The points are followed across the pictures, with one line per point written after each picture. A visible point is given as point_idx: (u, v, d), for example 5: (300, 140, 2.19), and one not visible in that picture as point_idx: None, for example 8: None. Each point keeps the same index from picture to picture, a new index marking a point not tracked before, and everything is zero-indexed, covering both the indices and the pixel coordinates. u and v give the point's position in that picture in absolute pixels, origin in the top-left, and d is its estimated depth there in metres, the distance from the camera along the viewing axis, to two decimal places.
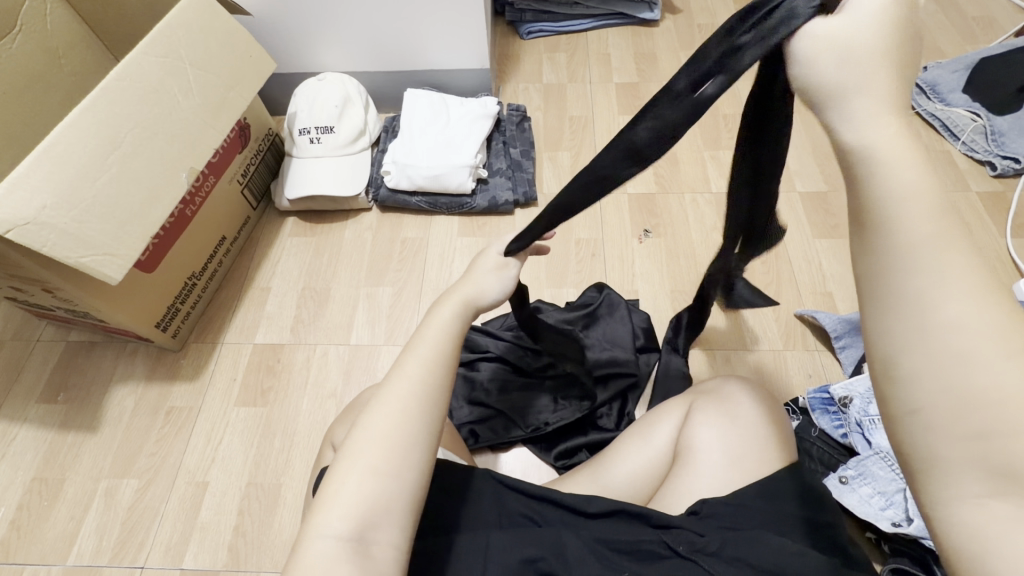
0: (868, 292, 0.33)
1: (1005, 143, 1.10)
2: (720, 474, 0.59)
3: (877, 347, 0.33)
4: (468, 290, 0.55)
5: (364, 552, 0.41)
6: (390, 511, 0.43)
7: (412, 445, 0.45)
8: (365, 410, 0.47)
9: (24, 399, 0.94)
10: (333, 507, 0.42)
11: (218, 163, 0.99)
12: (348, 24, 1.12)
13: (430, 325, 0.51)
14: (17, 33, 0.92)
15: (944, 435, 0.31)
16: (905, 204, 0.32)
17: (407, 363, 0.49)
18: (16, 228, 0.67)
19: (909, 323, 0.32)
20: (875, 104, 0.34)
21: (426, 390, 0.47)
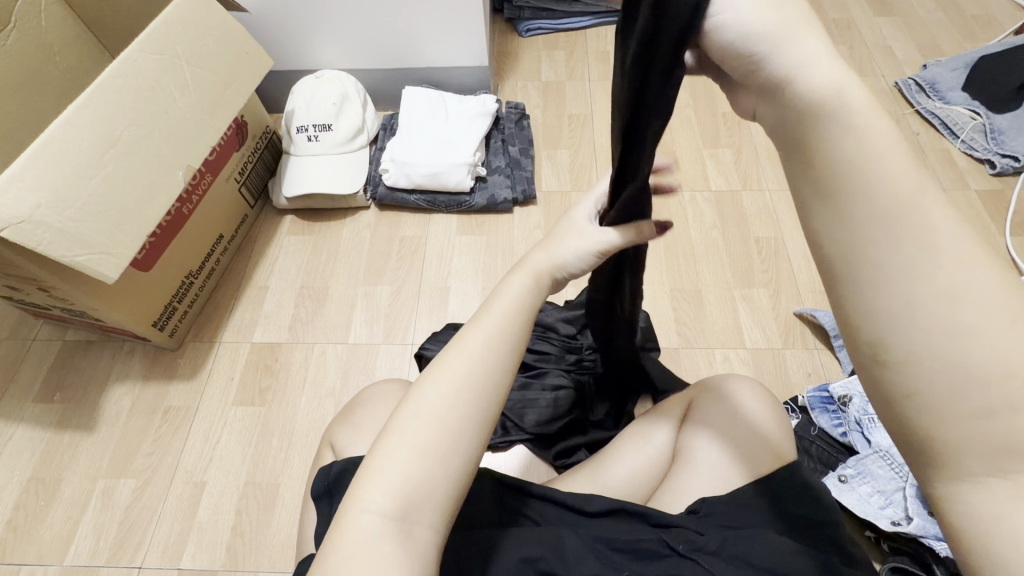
0: (845, 270, 0.28)
1: (1004, 141, 1.10)
2: (721, 473, 0.59)
3: (863, 330, 0.28)
4: (539, 260, 0.54)
5: (407, 531, 0.40)
6: (434, 493, 0.42)
7: (462, 430, 0.44)
8: (417, 385, 0.46)
9: (20, 398, 0.94)
10: (377, 481, 0.42)
11: (215, 161, 0.98)
12: (346, 22, 1.11)
13: (499, 300, 0.51)
14: (11, 31, 0.92)
15: (950, 418, 0.27)
16: (881, 169, 0.27)
17: (469, 338, 0.48)
18: (10, 227, 0.67)
19: (899, 297, 0.27)
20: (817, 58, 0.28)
21: (485, 369, 0.46)
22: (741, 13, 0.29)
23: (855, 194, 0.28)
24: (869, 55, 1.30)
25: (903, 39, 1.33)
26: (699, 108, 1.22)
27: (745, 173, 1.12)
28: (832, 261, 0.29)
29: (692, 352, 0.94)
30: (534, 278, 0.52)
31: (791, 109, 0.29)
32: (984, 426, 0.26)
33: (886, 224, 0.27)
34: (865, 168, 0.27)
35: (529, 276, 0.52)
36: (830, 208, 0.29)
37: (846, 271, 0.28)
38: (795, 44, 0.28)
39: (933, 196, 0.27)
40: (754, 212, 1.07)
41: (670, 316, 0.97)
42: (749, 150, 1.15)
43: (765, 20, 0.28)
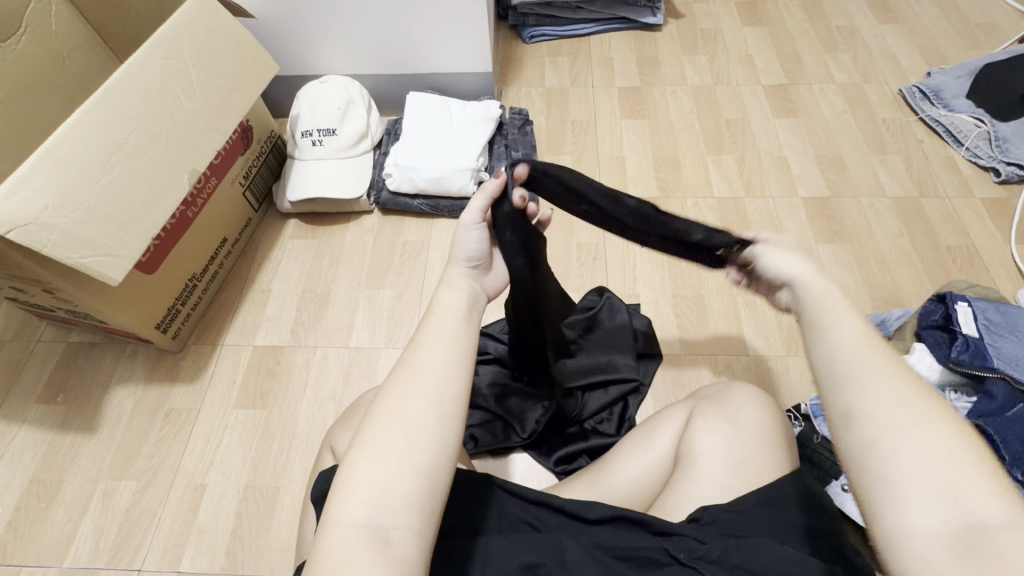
0: (826, 355, 0.40)
1: (1009, 149, 1.09)
2: (722, 481, 0.59)
3: (834, 398, 0.38)
4: (456, 273, 0.56)
5: (383, 539, 0.40)
6: (406, 496, 0.41)
7: (422, 433, 0.43)
8: (380, 397, 0.45)
9: (23, 400, 0.94)
10: (353, 492, 0.41)
11: (220, 165, 0.99)
12: (351, 28, 1.12)
13: (438, 312, 0.50)
14: (21, 35, 0.93)
15: (894, 463, 0.35)
16: (839, 307, 0.42)
17: (418, 353, 0.48)
18: (17, 228, 0.67)
19: (856, 372, 0.38)
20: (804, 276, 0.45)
21: (440, 375, 0.46)
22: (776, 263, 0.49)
23: (824, 313, 0.42)
24: (872, 62, 1.30)
25: (906, 47, 1.33)
26: (703, 115, 1.22)
27: (748, 180, 1.12)
28: (812, 360, 0.41)
29: (694, 358, 0.93)
30: (454, 283, 0.54)
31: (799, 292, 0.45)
32: (917, 471, 0.34)
33: (847, 329, 0.40)
34: (833, 304, 0.42)
35: (457, 288, 0.54)
36: (812, 324, 0.42)
37: (825, 357, 0.40)
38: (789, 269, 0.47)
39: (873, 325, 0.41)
40: (757, 218, 1.06)
41: (672, 323, 0.97)
42: (752, 156, 1.15)
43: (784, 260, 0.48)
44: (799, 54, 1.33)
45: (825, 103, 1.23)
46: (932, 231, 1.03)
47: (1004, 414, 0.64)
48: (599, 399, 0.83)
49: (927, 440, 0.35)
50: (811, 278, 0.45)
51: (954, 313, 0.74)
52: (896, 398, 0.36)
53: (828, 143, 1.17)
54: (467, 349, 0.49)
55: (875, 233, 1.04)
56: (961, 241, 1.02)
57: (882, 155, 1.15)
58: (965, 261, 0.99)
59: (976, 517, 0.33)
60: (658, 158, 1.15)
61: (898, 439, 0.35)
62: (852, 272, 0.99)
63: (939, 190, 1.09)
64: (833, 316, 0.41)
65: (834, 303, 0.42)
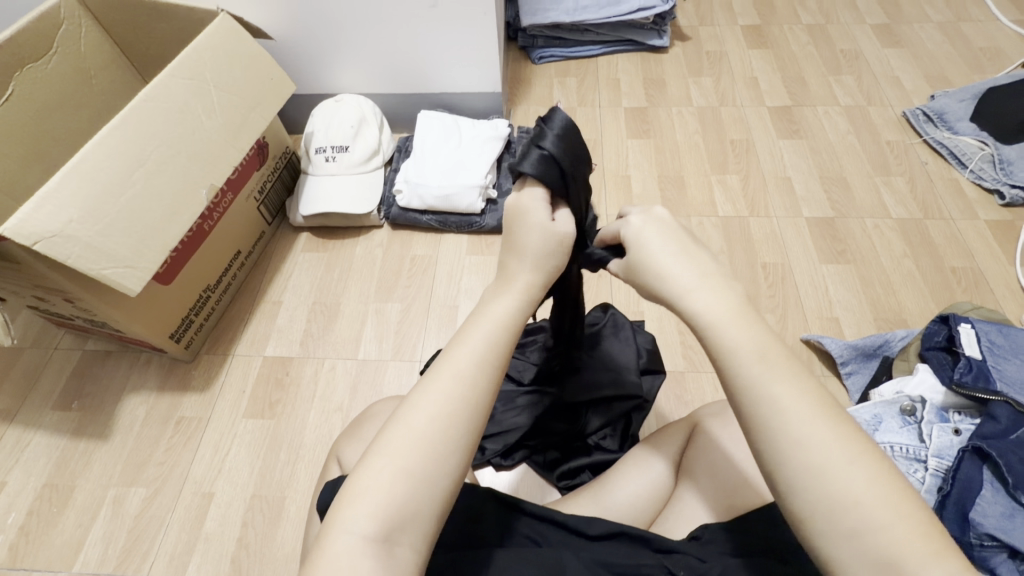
0: (745, 417, 0.43)
1: (1014, 172, 1.10)
2: (723, 500, 0.60)
3: (764, 465, 0.42)
4: (524, 279, 0.52)
5: (387, 551, 0.41)
6: (416, 512, 0.43)
7: (444, 451, 0.44)
8: (407, 403, 0.46)
9: (39, 407, 0.96)
10: (362, 501, 0.42)
11: (237, 180, 1.02)
12: (365, 49, 1.16)
13: (483, 321, 0.49)
14: (53, 55, 0.96)
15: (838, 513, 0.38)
16: (741, 350, 0.43)
17: (455, 353, 0.48)
18: (43, 240, 0.70)
19: (777, 446, 0.41)
20: (688, 280, 0.47)
21: (470, 393, 0.46)
22: (653, 271, 0.49)
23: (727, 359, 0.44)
24: (877, 85, 1.32)
25: (911, 69, 1.35)
26: (708, 135, 1.24)
27: (752, 199, 1.13)
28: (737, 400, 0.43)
29: (697, 376, 0.94)
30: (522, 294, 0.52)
31: (719, 333, 0.45)
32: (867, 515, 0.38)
33: (753, 384, 0.42)
34: (733, 341, 0.44)
35: (515, 297, 0.51)
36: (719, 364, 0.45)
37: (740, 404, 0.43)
38: (697, 293, 0.47)
39: (779, 364, 0.43)
40: (760, 238, 1.08)
41: (675, 341, 0.98)
42: (756, 177, 1.17)
43: (667, 264, 0.49)
44: (804, 77, 1.35)
45: (829, 124, 1.25)
46: (937, 253, 1.04)
47: (1010, 436, 0.58)
48: (604, 414, 0.82)
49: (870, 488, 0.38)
50: (708, 295, 0.46)
51: (957, 334, 0.74)
52: (821, 471, 0.39)
53: (833, 165, 1.18)
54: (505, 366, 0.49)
55: (878, 253, 1.04)
56: (966, 262, 1.02)
57: (887, 176, 1.16)
58: (971, 283, 1.00)
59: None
60: (664, 178, 1.17)
61: (833, 515, 0.38)
62: (855, 292, 1.00)
63: (943, 212, 1.09)
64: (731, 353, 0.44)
65: (735, 349, 0.43)
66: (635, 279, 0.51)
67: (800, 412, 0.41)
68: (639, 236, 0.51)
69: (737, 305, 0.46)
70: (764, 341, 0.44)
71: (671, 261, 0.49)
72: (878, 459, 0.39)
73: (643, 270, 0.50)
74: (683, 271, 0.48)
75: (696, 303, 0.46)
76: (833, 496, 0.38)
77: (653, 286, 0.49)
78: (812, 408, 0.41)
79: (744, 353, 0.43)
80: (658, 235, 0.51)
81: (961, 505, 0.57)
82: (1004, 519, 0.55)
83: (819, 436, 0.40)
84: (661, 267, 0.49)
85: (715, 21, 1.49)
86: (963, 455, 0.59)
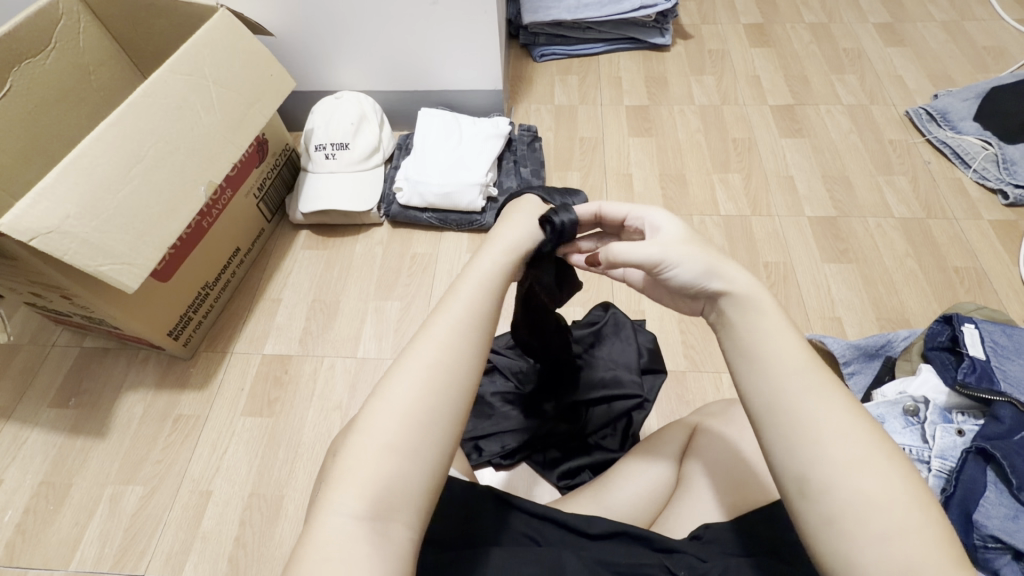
0: (766, 418, 0.44)
1: (1017, 171, 1.10)
2: (726, 498, 0.59)
3: (784, 469, 0.43)
4: (509, 233, 0.54)
5: (379, 532, 0.41)
6: (407, 490, 0.42)
7: (432, 421, 0.44)
8: (387, 377, 0.46)
9: (36, 405, 0.96)
10: (348, 484, 0.42)
11: (236, 176, 1.01)
12: (366, 46, 1.15)
13: (462, 287, 0.50)
14: (51, 50, 0.96)
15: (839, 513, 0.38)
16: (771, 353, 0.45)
17: (435, 324, 0.48)
18: (40, 236, 0.70)
19: (805, 449, 0.41)
20: (726, 269, 0.48)
21: (452, 359, 0.46)
22: (690, 250, 0.49)
23: (760, 360, 0.45)
24: (879, 84, 1.31)
25: (914, 68, 1.34)
26: (710, 134, 1.23)
27: (755, 198, 1.13)
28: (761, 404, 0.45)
29: (699, 375, 0.94)
30: (506, 252, 0.52)
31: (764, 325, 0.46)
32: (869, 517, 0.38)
33: (783, 383, 0.44)
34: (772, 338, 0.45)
35: (495, 258, 0.52)
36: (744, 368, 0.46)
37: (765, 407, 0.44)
38: (739, 278, 0.48)
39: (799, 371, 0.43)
40: (762, 237, 1.07)
41: (677, 340, 0.97)
42: (759, 175, 1.16)
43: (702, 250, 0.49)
44: (806, 76, 1.34)
45: (832, 123, 1.24)
46: (940, 253, 1.03)
47: (1014, 438, 0.58)
48: (604, 415, 0.81)
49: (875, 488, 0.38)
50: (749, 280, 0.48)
51: (960, 334, 0.73)
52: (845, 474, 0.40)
53: (835, 164, 1.17)
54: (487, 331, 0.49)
55: (881, 253, 1.04)
56: (969, 262, 1.02)
57: (890, 176, 1.15)
58: (974, 283, 0.99)
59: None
60: (666, 177, 1.16)
61: (861, 518, 0.39)
62: (858, 292, 0.99)
63: (946, 212, 1.09)
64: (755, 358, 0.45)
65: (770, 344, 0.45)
66: (664, 258, 0.49)
67: (828, 414, 0.42)
68: (667, 225, 0.52)
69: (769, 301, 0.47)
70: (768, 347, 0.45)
71: (704, 250, 0.49)
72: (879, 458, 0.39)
73: (680, 248, 0.49)
74: (717, 258, 0.49)
75: (742, 281, 0.47)
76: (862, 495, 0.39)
77: (699, 277, 0.48)
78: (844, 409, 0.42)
79: (785, 357, 0.44)
80: (679, 225, 0.52)
81: (965, 505, 0.56)
82: (1007, 520, 0.54)
83: (846, 436, 0.41)
84: (696, 252, 0.49)
85: (717, 20, 1.49)
86: (968, 456, 0.58)
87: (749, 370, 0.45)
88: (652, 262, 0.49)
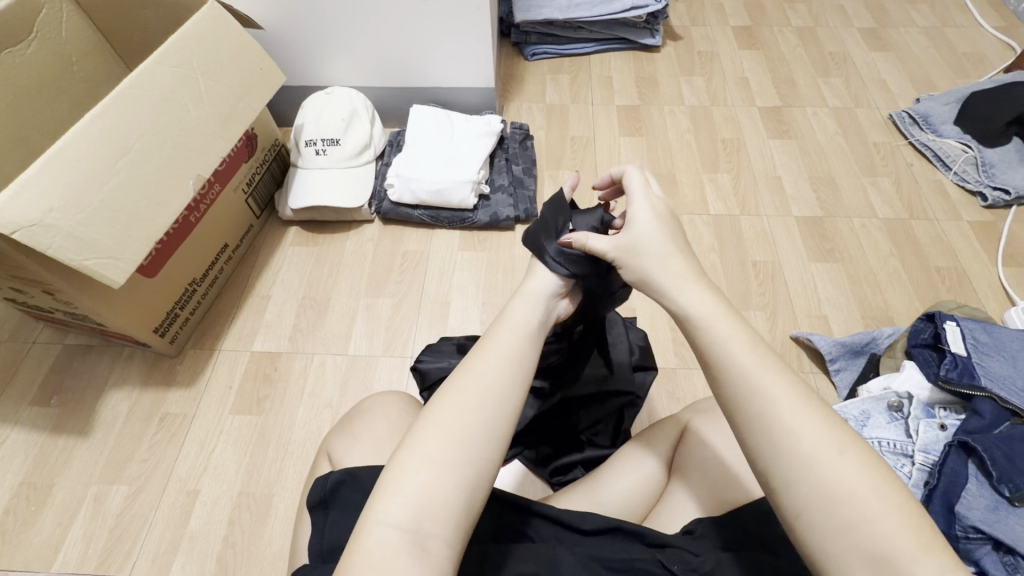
0: (737, 413, 0.45)
1: (996, 174, 1.13)
2: (717, 493, 0.60)
3: (759, 459, 0.43)
4: (537, 287, 0.57)
5: (421, 545, 0.41)
6: (450, 502, 0.43)
7: (473, 441, 0.45)
8: (429, 405, 0.48)
9: (16, 402, 0.94)
10: (394, 496, 0.43)
11: (224, 171, 1.00)
12: (356, 41, 1.14)
13: (501, 328, 0.53)
14: (33, 39, 0.94)
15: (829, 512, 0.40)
16: (722, 344, 0.46)
17: (475, 361, 0.50)
18: (22, 229, 0.68)
19: (782, 455, 0.42)
20: (693, 300, 0.49)
21: (496, 389, 0.48)
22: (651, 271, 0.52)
23: (725, 358, 0.46)
24: (863, 87, 1.34)
25: (897, 73, 1.37)
26: (699, 135, 1.25)
27: (743, 197, 1.14)
28: (740, 412, 0.44)
29: (688, 372, 0.96)
30: (532, 298, 0.56)
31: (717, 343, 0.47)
32: (865, 512, 0.39)
33: (747, 381, 0.44)
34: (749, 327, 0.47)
35: (531, 301, 0.55)
36: (714, 374, 0.47)
37: (734, 407, 0.45)
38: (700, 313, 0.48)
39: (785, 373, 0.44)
40: (751, 236, 1.08)
41: (667, 337, 1.00)
42: (747, 176, 1.18)
43: (677, 277, 0.50)
44: (793, 78, 1.36)
45: (818, 125, 1.27)
46: (922, 253, 1.06)
47: (994, 431, 0.60)
48: (598, 412, 0.82)
49: (860, 480, 0.40)
50: (694, 305, 0.49)
51: (942, 331, 0.75)
52: (825, 452, 0.41)
53: (821, 165, 1.20)
54: (527, 368, 0.51)
55: (866, 253, 1.06)
56: (950, 262, 1.04)
57: (874, 177, 1.18)
58: (954, 283, 1.02)
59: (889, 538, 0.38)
60: (656, 176, 1.17)
61: (829, 503, 0.40)
62: (843, 290, 1.01)
63: (927, 212, 1.12)
64: (728, 363, 0.46)
65: (728, 341, 0.46)
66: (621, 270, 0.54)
67: (802, 415, 0.42)
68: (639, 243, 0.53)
69: (722, 312, 0.48)
70: (749, 346, 0.46)
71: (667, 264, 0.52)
72: (861, 457, 0.41)
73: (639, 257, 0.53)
74: (678, 282, 0.50)
75: (695, 311, 0.49)
76: (824, 481, 0.40)
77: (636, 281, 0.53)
78: (803, 399, 0.43)
79: (741, 357, 0.45)
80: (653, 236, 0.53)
81: (947, 498, 0.57)
82: (988, 511, 0.55)
83: (821, 437, 0.42)
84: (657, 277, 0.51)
85: (706, 22, 1.51)
86: (950, 450, 0.60)
87: (727, 380, 0.46)
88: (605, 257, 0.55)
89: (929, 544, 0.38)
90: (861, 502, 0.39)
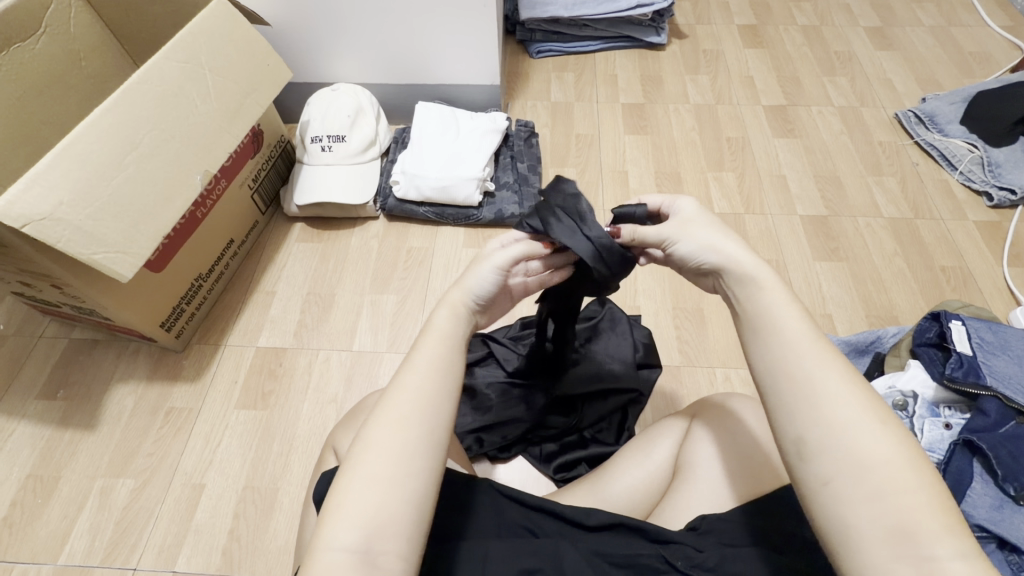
0: (770, 389, 0.45)
1: (1002, 174, 1.12)
2: (725, 489, 0.59)
3: (786, 438, 0.44)
4: (459, 294, 0.54)
5: (371, 561, 0.41)
6: (394, 518, 0.43)
7: (412, 456, 0.45)
8: (365, 425, 0.47)
9: (23, 395, 0.94)
10: (340, 519, 0.43)
11: (230, 167, 1.00)
12: (364, 38, 1.15)
13: (428, 338, 0.51)
14: (41, 35, 0.94)
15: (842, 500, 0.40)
16: None
17: (404, 374, 0.49)
18: (32, 223, 0.68)
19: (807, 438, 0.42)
20: (748, 262, 0.50)
21: (428, 402, 0.48)
22: (707, 244, 0.52)
23: (769, 333, 0.46)
24: (869, 86, 1.34)
25: (903, 72, 1.37)
26: (705, 133, 1.25)
27: (748, 196, 1.14)
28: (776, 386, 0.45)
29: (693, 370, 0.96)
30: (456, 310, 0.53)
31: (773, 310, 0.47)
32: (881, 500, 0.39)
33: (780, 356, 0.45)
34: (773, 310, 0.47)
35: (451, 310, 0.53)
36: (754, 348, 0.47)
37: (768, 384, 0.46)
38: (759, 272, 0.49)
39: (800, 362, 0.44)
40: (755, 235, 1.08)
41: (671, 335, 1.00)
42: (752, 174, 1.18)
43: (732, 244, 0.51)
44: (798, 77, 1.36)
45: (823, 124, 1.27)
46: (927, 252, 1.06)
47: (1000, 430, 0.59)
48: (599, 409, 0.82)
49: (875, 468, 0.40)
50: (754, 265, 0.50)
51: (947, 330, 0.74)
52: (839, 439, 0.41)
53: (827, 164, 1.20)
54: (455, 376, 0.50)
55: (871, 252, 1.06)
56: (955, 262, 1.04)
57: (879, 177, 1.17)
58: (959, 282, 1.02)
59: (903, 526, 0.38)
60: (661, 174, 1.17)
61: (843, 493, 0.40)
62: (848, 290, 1.01)
63: (933, 212, 1.11)
64: (776, 334, 0.46)
65: (773, 310, 0.47)
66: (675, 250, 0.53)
67: (820, 401, 0.43)
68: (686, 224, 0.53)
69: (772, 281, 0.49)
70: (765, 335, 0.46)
71: (716, 232, 0.52)
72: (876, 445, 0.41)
73: (693, 236, 0.52)
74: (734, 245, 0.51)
75: (761, 272, 0.49)
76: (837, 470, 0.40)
77: (696, 253, 0.52)
78: (817, 388, 0.43)
79: (788, 326, 0.46)
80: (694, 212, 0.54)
81: (953, 496, 0.57)
82: (993, 510, 0.55)
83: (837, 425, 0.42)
84: (714, 246, 0.51)
85: (711, 20, 1.51)
86: (955, 447, 0.60)
87: (764, 355, 0.46)
88: (658, 241, 0.54)
89: (945, 533, 0.38)
90: (876, 490, 0.39)
